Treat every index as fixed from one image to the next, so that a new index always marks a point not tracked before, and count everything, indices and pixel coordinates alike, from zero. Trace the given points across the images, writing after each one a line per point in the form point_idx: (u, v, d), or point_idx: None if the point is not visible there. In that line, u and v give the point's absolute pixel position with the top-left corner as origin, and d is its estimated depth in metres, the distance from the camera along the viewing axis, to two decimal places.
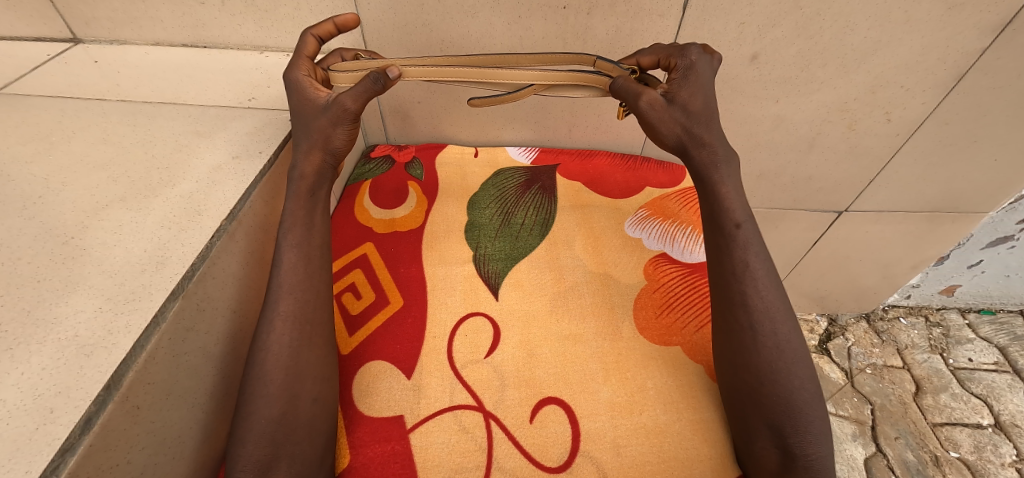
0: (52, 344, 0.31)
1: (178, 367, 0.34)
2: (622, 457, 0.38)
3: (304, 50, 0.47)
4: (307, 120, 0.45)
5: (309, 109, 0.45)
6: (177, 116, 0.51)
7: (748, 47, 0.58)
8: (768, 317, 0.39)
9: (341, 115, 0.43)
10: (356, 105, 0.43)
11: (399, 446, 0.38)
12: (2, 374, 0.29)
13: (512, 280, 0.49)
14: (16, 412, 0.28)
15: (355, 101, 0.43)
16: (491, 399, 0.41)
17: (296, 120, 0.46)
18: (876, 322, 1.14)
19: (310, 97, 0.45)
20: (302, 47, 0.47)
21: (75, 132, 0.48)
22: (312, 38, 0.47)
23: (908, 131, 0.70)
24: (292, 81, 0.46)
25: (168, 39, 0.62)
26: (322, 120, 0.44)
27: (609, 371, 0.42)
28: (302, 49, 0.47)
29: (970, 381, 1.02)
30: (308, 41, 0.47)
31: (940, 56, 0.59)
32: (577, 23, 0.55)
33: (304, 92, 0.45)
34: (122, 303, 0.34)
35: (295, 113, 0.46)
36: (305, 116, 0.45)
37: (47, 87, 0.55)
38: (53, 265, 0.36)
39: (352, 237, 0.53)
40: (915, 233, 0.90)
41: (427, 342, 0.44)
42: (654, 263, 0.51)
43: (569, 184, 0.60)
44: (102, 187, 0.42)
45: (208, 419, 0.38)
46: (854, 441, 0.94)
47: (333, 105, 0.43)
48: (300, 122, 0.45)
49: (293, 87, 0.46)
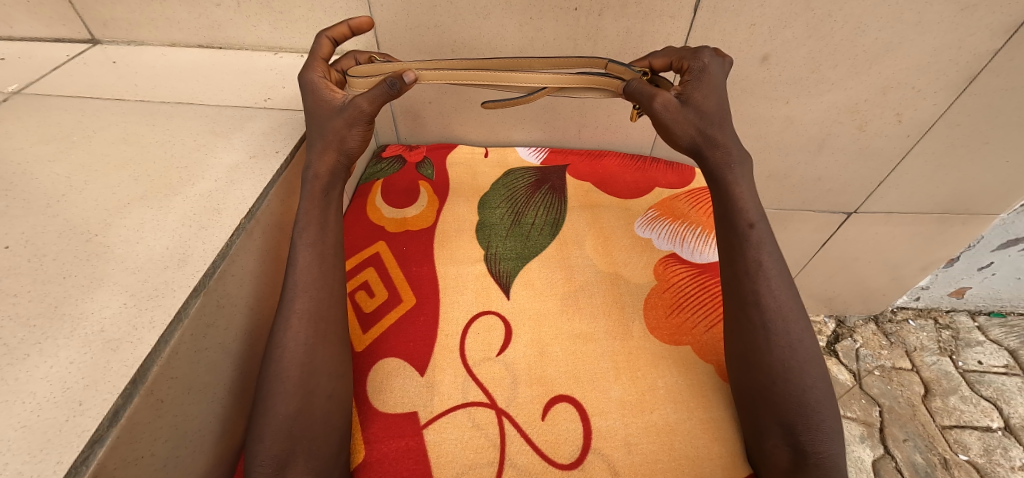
0: (79, 338, 0.32)
1: (199, 362, 0.35)
2: (632, 454, 0.39)
3: (319, 52, 0.48)
4: (322, 121, 0.46)
5: (324, 110, 0.46)
6: (194, 116, 0.52)
7: (758, 48, 0.58)
8: (780, 317, 0.39)
9: (357, 116, 0.44)
10: (372, 106, 0.44)
11: (413, 442, 0.39)
12: (31, 368, 0.30)
13: (523, 279, 0.50)
14: (46, 404, 0.29)
15: (370, 103, 0.43)
16: (503, 397, 0.41)
17: (310, 121, 0.47)
18: (885, 324, 1.14)
19: (325, 99, 0.46)
20: (317, 49, 0.48)
21: (95, 131, 0.49)
22: (327, 40, 0.48)
23: (919, 132, 0.69)
24: (307, 82, 0.47)
25: (184, 40, 0.63)
26: (337, 121, 0.44)
27: (620, 370, 0.43)
28: (317, 51, 0.48)
29: (980, 384, 1.01)
30: (322, 43, 0.48)
31: (952, 57, 0.59)
32: (588, 24, 0.56)
33: (319, 94, 0.46)
34: (145, 299, 0.35)
35: (310, 114, 0.46)
36: (319, 117, 0.46)
37: (68, 87, 0.56)
38: (78, 262, 0.37)
39: (364, 236, 0.54)
40: (924, 235, 0.90)
41: (440, 340, 0.45)
42: (664, 263, 0.51)
43: (579, 184, 0.60)
44: (123, 186, 0.43)
45: (226, 413, 0.39)
46: (861, 442, 0.94)
47: (349, 106, 0.44)
48: (315, 123, 0.46)
49: (309, 88, 0.46)
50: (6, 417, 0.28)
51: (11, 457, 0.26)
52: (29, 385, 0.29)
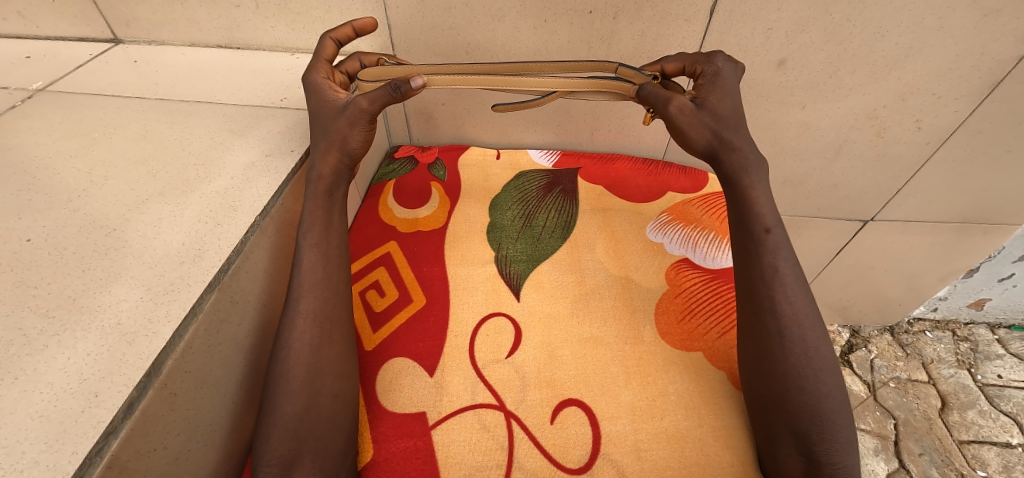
0: (96, 330, 0.33)
1: (213, 357, 0.36)
2: (642, 460, 0.38)
3: (323, 54, 0.48)
4: (325, 123, 0.46)
5: (328, 112, 0.46)
6: (212, 114, 0.53)
7: (775, 52, 0.58)
8: (796, 324, 0.39)
9: (358, 116, 0.44)
10: (373, 106, 0.44)
11: (421, 442, 0.39)
12: (50, 359, 0.31)
13: (533, 281, 0.50)
14: (64, 394, 0.29)
15: (371, 102, 0.44)
16: (512, 399, 0.41)
17: (314, 123, 0.47)
18: (901, 335, 1.12)
19: (329, 99, 0.46)
20: (321, 51, 0.48)
21: (115, 128, 0.50)
22: (331, 42, 0.49)
23: (939, 139, 0.68)
24: (311, 84, 0.47)
25: (203, 40, 0.64)
26: (340, 121, 0.45)
27: (630, 375, 0.42)
28: (321, 53, 0.48)
29: (1000, 398, 0.99)
30: (326, 44, 0.49)
31: (974, 63, 0.58)
32: (602, 27, 0.56)
33: (323, 94, 0.47)
34: (161, 294, 0.35)
35: (313, 115, 0.47)
36: (323, 118, 0.46)
37: (91, 84, 0.57)
38: (97, 255, 0.37)
39: (376, 235, 0.54)
40: (943, 244, 0.88)
41: (449, 341, 0.45)
42: (676, 268, 0.51)
43: (591, 187, 0.60)
44: (142, 182, 0.44)
45: (237, 408, 0.39)
46: (875, 456, 0.92)
47: (350, 106, 0.44)
48: (319, 125, 0.46)
49: (312, 89, 0.47)
50: (25, 406, 0.28)
51: (28, 446, 0.27)
52: (47, 376, 0.30)
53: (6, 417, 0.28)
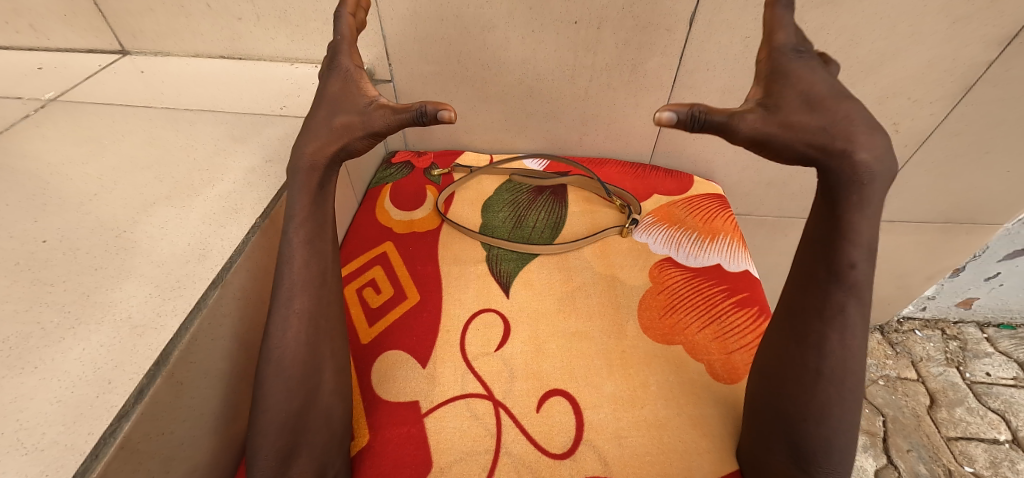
0: (108, 324, 0.35)
1: (216, 349, 0.38)
2: (623, 447, 0.40)
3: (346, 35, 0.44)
4: (338, 111, 0.42)
5: (344, 101, 0.42)
6: (216, 122, 0.56)
7: (754, 59, 0.60)
8: (841, 328, 0.35)
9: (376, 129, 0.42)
10: (393, 127, 0.41)
11: (415, 429, 0.41)
12: (66, 350, 0.33)
13: (522, 279, 0.53)
14: (79, 382, 0.31)
15: (394, 124, 0.41)
16: (500, 390, 0.44)
17: (320, 104, 0.43)
18: (891, 335, 1.14)
19: (350, 91, 0.43)
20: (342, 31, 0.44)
21: (123, 136, 0.53)
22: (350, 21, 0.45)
23: (917, 141, 0.71)
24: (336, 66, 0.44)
25: (207, 51, 0.67)
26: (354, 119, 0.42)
27: (613, 368, 0.45)
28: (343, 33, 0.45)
29: (988, 396, 1.00)
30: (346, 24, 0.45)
31: (947, 68, 0.60)
32: (588, 36, 0.59)
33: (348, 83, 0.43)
34: (169, 290, 0.37)
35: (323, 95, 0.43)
36: (337, 105, 0.42)
37: (99, 94, 0.60)
38: (108, 255, 0.40)
39: (373, 237, 0.57)
40: (928, 244, 0.90)
41: (441, 336, 0.48)
42: (659, 267, 0.54)
43: (579, 192, 0.66)
44: (149, 186, 0.46)
45: (240, 400, 0.41)
46: (864, 452, 0.93)
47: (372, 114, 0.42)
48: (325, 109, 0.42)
49: (336, 74, 0.43)
50: (44, 393, 0.31)
51: (47, 428, 0.29)
52: (63, 365, 0.32)
53: (26, 402, 0.30)
